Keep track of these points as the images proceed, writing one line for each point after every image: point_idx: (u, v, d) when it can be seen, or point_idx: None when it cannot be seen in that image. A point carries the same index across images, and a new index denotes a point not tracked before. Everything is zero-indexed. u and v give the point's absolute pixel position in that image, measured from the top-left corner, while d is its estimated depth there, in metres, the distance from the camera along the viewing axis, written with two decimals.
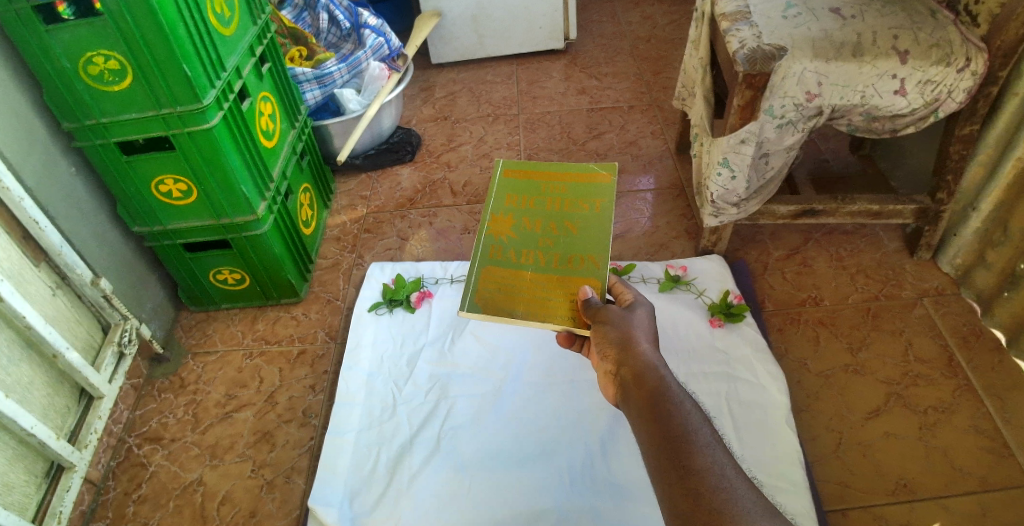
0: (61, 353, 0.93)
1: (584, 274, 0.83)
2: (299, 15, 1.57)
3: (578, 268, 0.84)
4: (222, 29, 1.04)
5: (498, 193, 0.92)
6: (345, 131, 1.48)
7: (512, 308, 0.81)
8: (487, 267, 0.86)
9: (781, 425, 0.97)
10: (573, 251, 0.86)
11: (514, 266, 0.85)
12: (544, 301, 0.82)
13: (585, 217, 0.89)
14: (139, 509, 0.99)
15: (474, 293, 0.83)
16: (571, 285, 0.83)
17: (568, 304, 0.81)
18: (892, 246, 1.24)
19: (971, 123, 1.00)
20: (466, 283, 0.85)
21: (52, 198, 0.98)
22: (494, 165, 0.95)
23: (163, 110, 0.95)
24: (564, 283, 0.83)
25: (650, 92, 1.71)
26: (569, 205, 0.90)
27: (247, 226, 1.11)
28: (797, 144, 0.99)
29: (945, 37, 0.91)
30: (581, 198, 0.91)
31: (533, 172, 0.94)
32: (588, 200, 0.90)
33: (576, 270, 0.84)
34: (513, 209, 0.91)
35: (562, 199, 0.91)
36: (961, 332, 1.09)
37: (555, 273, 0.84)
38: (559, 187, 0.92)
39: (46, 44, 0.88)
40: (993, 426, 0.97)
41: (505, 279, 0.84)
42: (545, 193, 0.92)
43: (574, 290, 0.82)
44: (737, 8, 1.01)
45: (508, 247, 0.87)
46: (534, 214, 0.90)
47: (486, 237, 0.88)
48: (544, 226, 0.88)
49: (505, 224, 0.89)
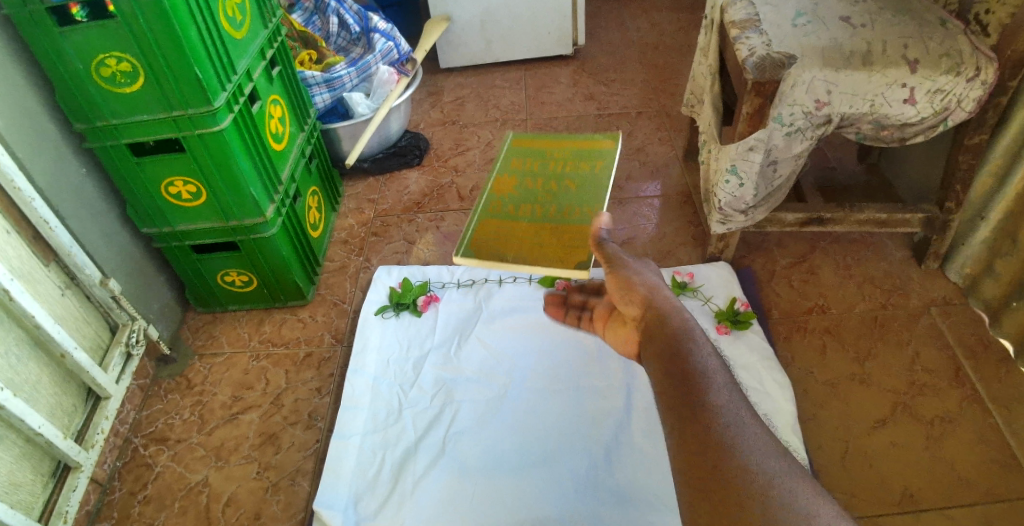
0: (68, 352, 0.93)
1: (577, 222, 0.87)
2: (309, 19, 1.59)
3: (572, 217, 0.88)
4: (234, 31, 1.05)
5: (504, 160, 1.00)
6: (352, 134, 1.49)
7: (504, 250, 0.85)
8: (486, 218, 0.91)
9: (786, 433, 0.96)
10: (570, 204, 0.90)
11: (511, 217, 0.90)
12: (536, 244, 0.85)
13: (585, 175, 0.94)
14: (144, 509, 0.99)
15: (468, 238, 0.88)
16: (563, 231, 0.86)
17: (558, 246, 0.85)
18: (899, 255, 1.24)
19: (980, 133, 1.00)
20: (463, 230, 0.90)
21: (63, 198, 0.99)
22: (504, 136, 1.03)
23: (174, 112, 0.96)
24: (557, 229, 0.87)
25: (658, 98, 1.71)
26: (570, 166, 0.96)
27: (254, 229, 1.12)
28: (804, 152, 0.99)
29: (954, 46, 0.91)
30: (582, 161, 0.96)
31: (537, 142, 1.02)
32: (589, 163, 0.96)
33: (571, 219, 0.88)
34: (515, 171, 0.97)
35: (564, 162, 0.97)
36: (968, 342, 1.08)
37: (551, 221, 0.88)
38: (562, 154, 0.98)
39: (59, 47, 0.89)
40: (1000, 436, 0.96)
41: (502, 227, 0.89)
42: (549, 158, 0.98)
43: (565, 235, 0.86)
44: (747, 16, 1.01)
45: (508, 203, 0.92)
46: (532, 174, 0.96)
47: (488, 195, 0.94)
48: (546, 182, 0.94)
49: (508, 184, 0.95)
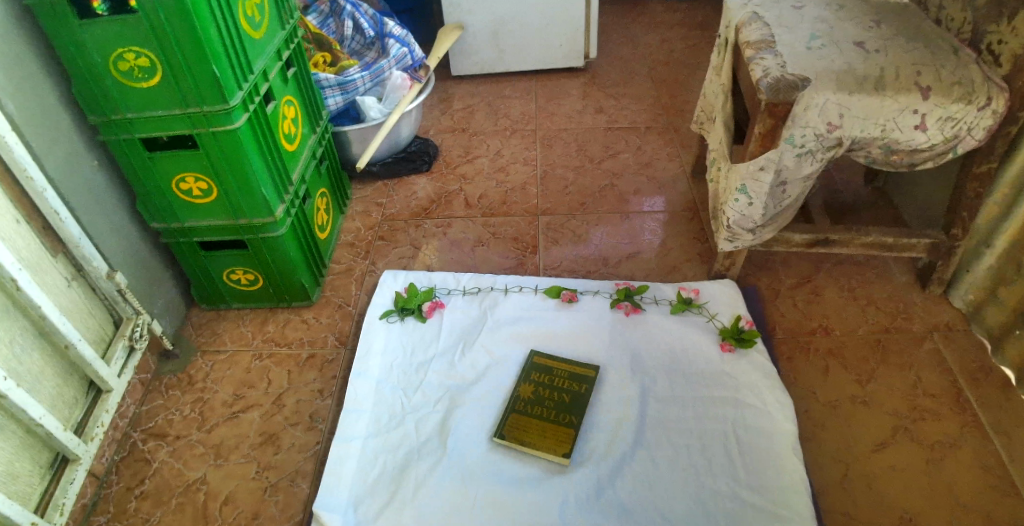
0: (73, 343, 0.93)
1: (565, 428, 1.01)
2: (324, 21, 1.60)
3: (563, 423, 1.02)
4: (252, 31, 1.05)
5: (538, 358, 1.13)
6: (362, 138, 1.49)
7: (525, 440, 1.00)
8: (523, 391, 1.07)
9: (788, 452, 0.96)
10: (564, 416, 1.02)
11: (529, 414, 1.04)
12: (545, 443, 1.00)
13: (575, 392, 1.06)
14: (141, 505, 0.99)
15: (503, 428, 1.02)
16: (560, 436, 1.00)
17: (556, 444, 0.99)
18: (904, 279, 1.25)
19: (988, 161, 1.01)
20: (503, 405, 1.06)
21: (74, 190, 0.99)
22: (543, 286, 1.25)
23: (190, 109, 0.96)
24: (556, 432, 1.01)
25: (667, 114, 1.73)
26: (568, 372, 1.09)
27: (263, 228, 1.12)
28: (813, 174, 1.00)
29: (967, 75, 0.92)
30: (576, 369, 1.09)
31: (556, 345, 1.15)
32: (581, 373, 1.08)
33: (562, 425, 1.01)
34: (537, 382, 1.08)
35: (564, 365, 1.10)
36: (971, 369, 1.09)
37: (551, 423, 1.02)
38: (566, 363, 1.10)
39: (79, 39, 0.89)
40: (1000, 464, 0.96)
41: (528, 420, 1.03)
42: (562, 366, 1.10)
43: (561, 438, 1.00)
44: (762, 37, 1.02)
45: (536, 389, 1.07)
46: (553, 388, 1.07)
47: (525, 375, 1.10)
48: (557, 399, 1.05)
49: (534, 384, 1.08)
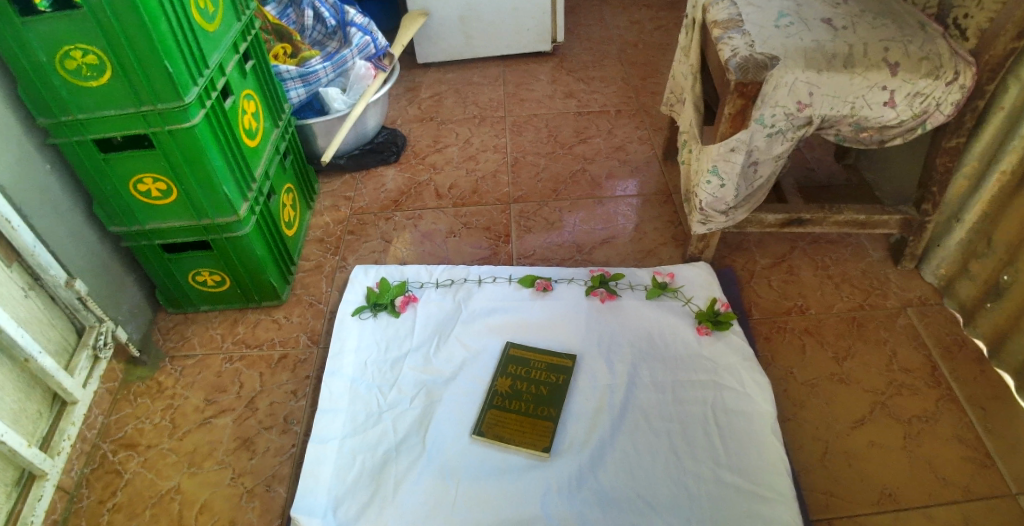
0: (33, 357, 0.89)
1: (543, 422, 1.00)
2: (283, 11, 1.55)
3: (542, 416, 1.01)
4: (206, 24, 1.01)
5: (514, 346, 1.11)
6: (328, 131, 1.46)
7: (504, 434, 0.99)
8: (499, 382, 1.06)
9: (768, 433, 0.97)
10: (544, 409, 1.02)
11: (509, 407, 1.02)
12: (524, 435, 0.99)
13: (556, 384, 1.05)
14: (114, 518, 0.96)
15: (482, 420, 1.01)
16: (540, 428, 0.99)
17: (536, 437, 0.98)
18: (877, 256, 1.26)
19: (957, 136, 1.02)
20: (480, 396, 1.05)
21: (26, 195, 0.95)
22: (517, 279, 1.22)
23: (144, 107, 0.92)
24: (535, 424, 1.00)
25: (638, 97, 1.71)
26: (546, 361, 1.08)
27: (227, 227, 1.08)
28: (785, 153, 0.99)
29: (934, 51, 0.92)
30: (554, 358, 1.09)
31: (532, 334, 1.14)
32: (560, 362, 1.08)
33: (541, 419, 1.01)
34: (514, 375, 1.07)
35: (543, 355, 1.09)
36: (945, 342, 1.10)
37: (531, 414, 1.01)
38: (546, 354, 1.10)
39: (21, 37, 0.84)
40: (975, 435, 0.98)
41: (507, 413, 1.02)
42: (540, 355, 1.09)
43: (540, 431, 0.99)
44: (730, 16, 1.01)
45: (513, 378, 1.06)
46: (531, 381, 1.06)
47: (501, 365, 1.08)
48: (537, 391, 1.04)
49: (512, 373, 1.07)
